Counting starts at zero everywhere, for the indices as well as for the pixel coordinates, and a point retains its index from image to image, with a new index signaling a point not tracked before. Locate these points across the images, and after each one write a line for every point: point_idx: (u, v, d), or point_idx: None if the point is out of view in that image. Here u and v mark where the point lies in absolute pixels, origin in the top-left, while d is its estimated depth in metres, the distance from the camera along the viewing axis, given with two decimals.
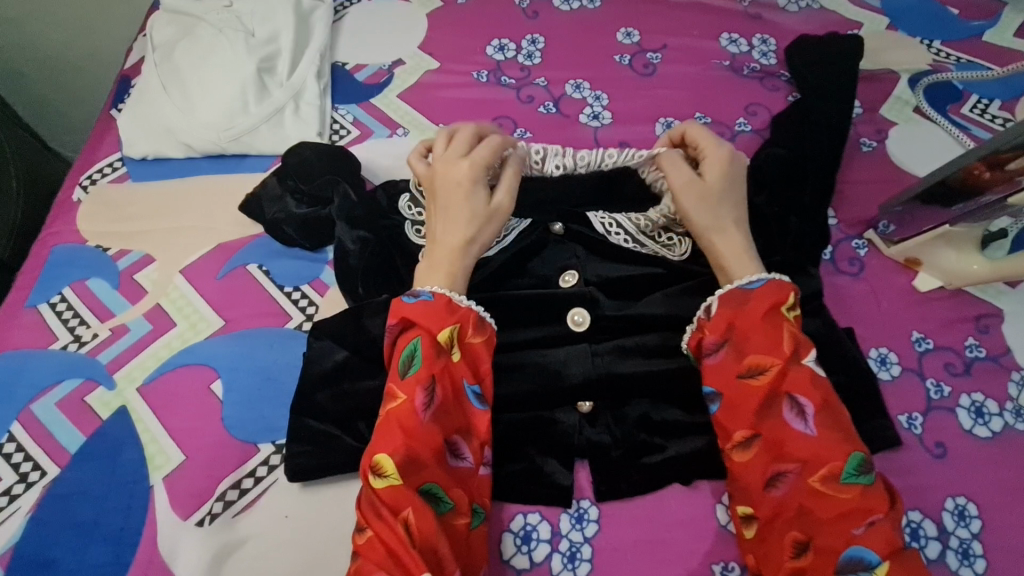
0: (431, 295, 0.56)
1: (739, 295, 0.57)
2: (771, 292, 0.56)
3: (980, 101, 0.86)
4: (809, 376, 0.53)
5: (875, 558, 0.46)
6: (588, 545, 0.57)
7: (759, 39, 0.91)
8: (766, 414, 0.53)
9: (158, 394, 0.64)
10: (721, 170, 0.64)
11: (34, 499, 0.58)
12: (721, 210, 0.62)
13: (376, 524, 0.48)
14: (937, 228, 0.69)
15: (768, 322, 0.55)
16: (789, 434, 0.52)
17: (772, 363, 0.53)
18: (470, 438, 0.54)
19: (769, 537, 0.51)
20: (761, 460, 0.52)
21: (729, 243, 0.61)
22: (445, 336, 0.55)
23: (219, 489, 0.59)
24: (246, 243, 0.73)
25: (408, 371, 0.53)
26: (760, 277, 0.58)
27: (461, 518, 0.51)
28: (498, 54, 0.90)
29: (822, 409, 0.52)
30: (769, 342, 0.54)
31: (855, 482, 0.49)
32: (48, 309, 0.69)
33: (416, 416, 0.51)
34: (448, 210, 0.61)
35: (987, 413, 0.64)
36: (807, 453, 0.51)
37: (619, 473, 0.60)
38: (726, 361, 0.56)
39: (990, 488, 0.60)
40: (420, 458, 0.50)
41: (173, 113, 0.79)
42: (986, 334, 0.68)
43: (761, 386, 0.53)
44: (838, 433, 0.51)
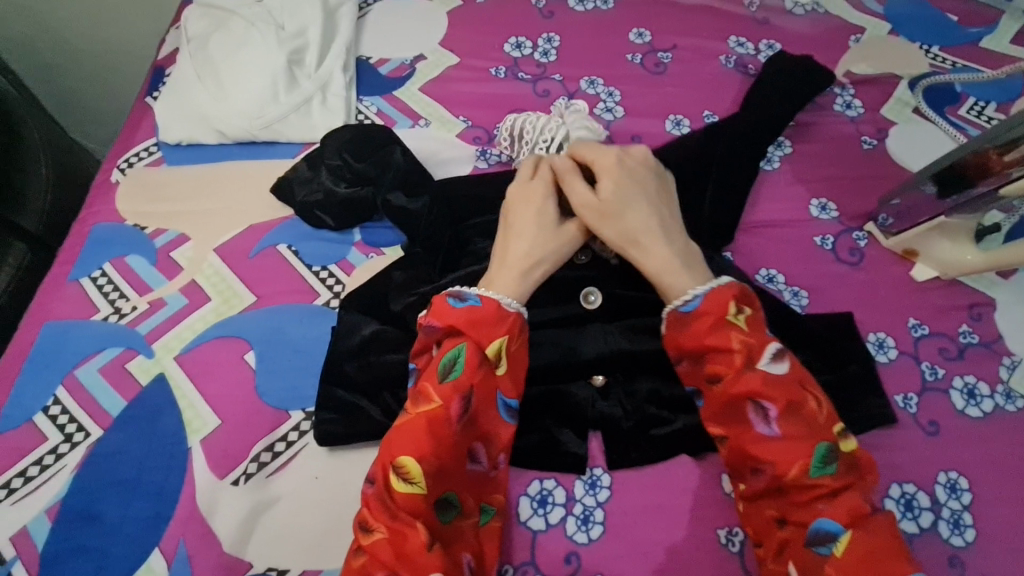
0: (477, 300, 0.57)
1: (681, 316, 0.58)
2: (711, 306, 0.56)
3: (976, 104, 0.90)
4: (764, 379, 0.53)
5: (837, 528, 0.49)
6: (601, 509, 0.61)
7: (765, 45, 0.95)
8: (730, 418, 0.55)
9: (195, 363, 0.67)
10: (616, 183, 0.61)
11: (79, 458, 0.62)
12: (635, 217, 0.61)
13: (389, 526, 0.49)
14: (933, 219, 0.72)
15: (717, 333, 0.56)
16: (753, 435, 0.53)
17: (724, 370, 0.55)
18: (490, 445, 0.56)
19: (751, 511, 0.54)
20: (733, 460, 0.55)
21: (655, 258, 0.60)
22: (492, 350, 0.56)
23: (252, 452, 0.62)
24: (276, 224, 0.77)
25: (449, 376, 0.54)
26: (700, 290, 0.58)
27: (467, 519, 0.54)
28: (515, 51, 0.94)
29: (785, 409, 0.52)
30: (722, 351, 0.55)
31: (821, 472, 0.51)
32: (90, 282, 0.73)
33: (449, 424, 0.53)
34: (521, 226, 0.61)
35: (979, 394, 0.67)
36: (773, 453, 0.52)
37: (630, 442, 0.63)
38: (690, 372, 0.58)
39: (980, 465, 0.63)
40: (446, 468, 0.52)
41: (207, 101, 0.83)
42: (979, 321, 0.72)
43: (720, 394, 0.55)
44: (802, 430, 0.52)
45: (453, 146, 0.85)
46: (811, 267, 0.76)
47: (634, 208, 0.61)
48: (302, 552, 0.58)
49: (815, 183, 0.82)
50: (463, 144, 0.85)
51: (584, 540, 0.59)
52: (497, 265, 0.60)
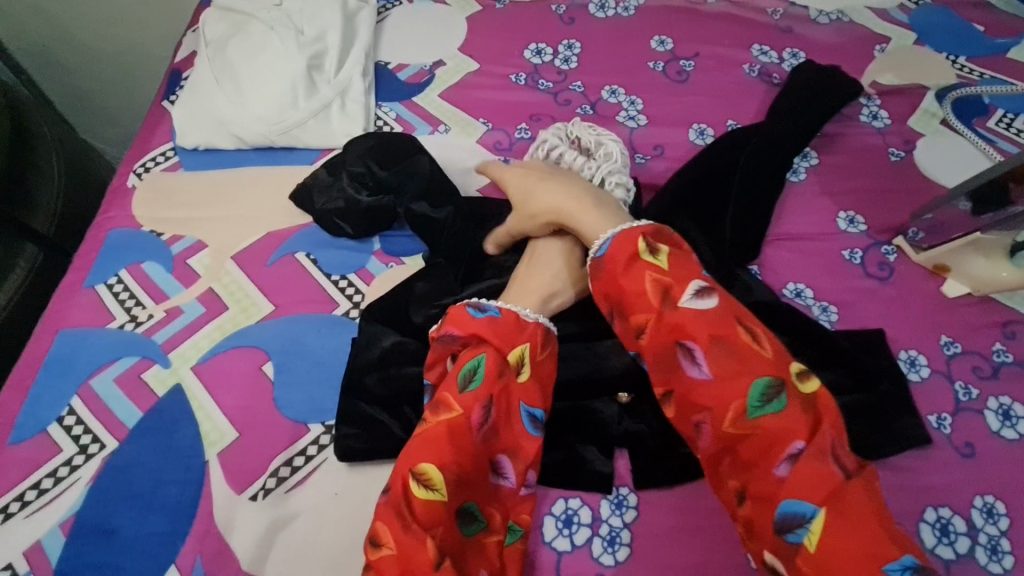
0: (499, 311, 0.56)
1: (598, 265, 0.56)
2: (620, 247, 0.54)
3: (1005, 116, 0.88)
4: (686, 318, 0.50)
5: (808, 507, 0.43)
6: (627, 530, 0.59)
7: (789, 52, 0.94)
8: (664, 369, 0.51)
9: (212, 373, 0.66)
10: (523, 175, 0.67)
11: (94, 470, 0.61)
12: (548, 189, 0.64)
13: (399, 540, 0.45)
14: (967, 235, 0.70)
15: (633, 275, 0.53)
16: (687, 385, 0.50)
17: (646, 318, 0.52)
18: (516, 458, 0.52)
19: (720, 486, 0.50)
20: (680, 419, 0.52)
21: (573, 213, 0.61)
22: (514, 357, 0.54)
23: (271, 466, 0.61)
24: (295, 232, 0.75)
25: (468, 386, 0.51)
26: (608, 236, 0.56)
27: (492, 536, 0.50)
28: (536, 58, 0.92)
29: (710, 347, 0.49)
30: (638, 295, 0.52)
31: (760, 412, 0.46)
32: (105, 289, 0.71)
33: (470, 433, 0.49)
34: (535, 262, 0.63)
35: (1015, 415, 0.65)
36: (711, 401, 0.49)
37: (657, 462, 0.62)
38: (622, 329, 0.55)
39: (1017, 488, 0.62)
40: (467, 478, 0.49)
41: (226, 105, 0.82)
42: (1013, 339, 0.70)
43: (649, 343, 0.52)
44: (732, 368, 0.48)
45: (473, 154, 0.83)
46: (839, 282, 0.74)
47: (542, 184, 0.65)
48: (321, 571, 0.56)
49: (842, 196, 0.81)
50: (483, 151, 0.83)
51: (610, 562, 0.58)
52: (515, 289, 0.61)
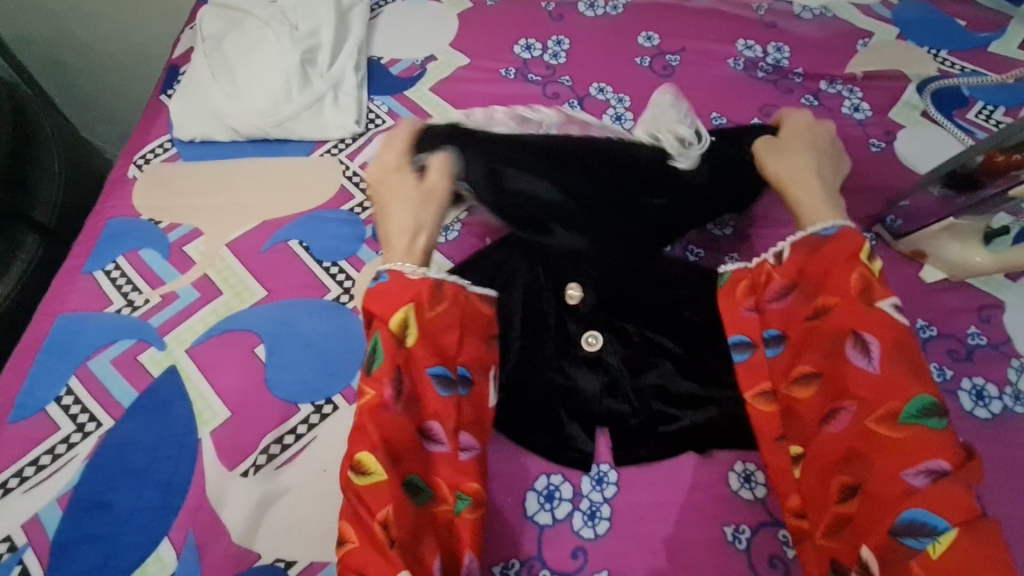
0: (386, 275, 0.59)
1: (812, 242, 0.57)
2: (841, 241, 0.56)
3: (985, 107, 0.90)
4: (880, 317, 0.51)
5: (942, 522, 0.44)
6: (607, 505, 0.61)
7: (773, 47, 0.96)
8: (826, 354, 0.54)
9: (206, 355, 0.68)
10: (803, 136, 0.67)
11: (90, 448, 0.63)
12: (802, 158, 0.65)
13: (358, 533, 0.49)
14: (943, 221, 0.72)
15: (842, 263, 0.54)
16: (850, 372, 0.52)
17: (834, 302, 0.54)
18: (442, 423, 0.56)
19: (821, 475, 0.52)
20: (820, 397, 0.54)
21: (806, 192, 0.62)
22: (397, 325, 0.56)
23: (262, 444, 0.63)
24: (288, 220, 0.77)
25: (371, 366, 0.55)
26: (832, 224, 0.57)
27: (440, 505, 0.55)
28: (525, 53, 0.95)
29: (891, 349, 0.50)
30: (841, 282, 0.54)
31: (915, 424, 0.48)
32: (103, 276, 0.74)
33: (387, 408, 0.53)
34: (390, 207, 0.64)
35: (988, 396, 0.67)
36: (867, 393, 0.50)
37: (638, 438, 0.63)
38: (793, 306, 0.58)
39: (988, 465, 0.63)
40: (397, 451, 0.53)
41: (221, 98, 0.84)
42: (987, 323, 0.72)
43: (821, 325, 0.55)
44: (909, 375, 0.50)
45: None
46: None
47: (803, 151, 0.65)
48: (309, 544, 0.58)
49: None
50: None
51: (590, 535, 0.59)
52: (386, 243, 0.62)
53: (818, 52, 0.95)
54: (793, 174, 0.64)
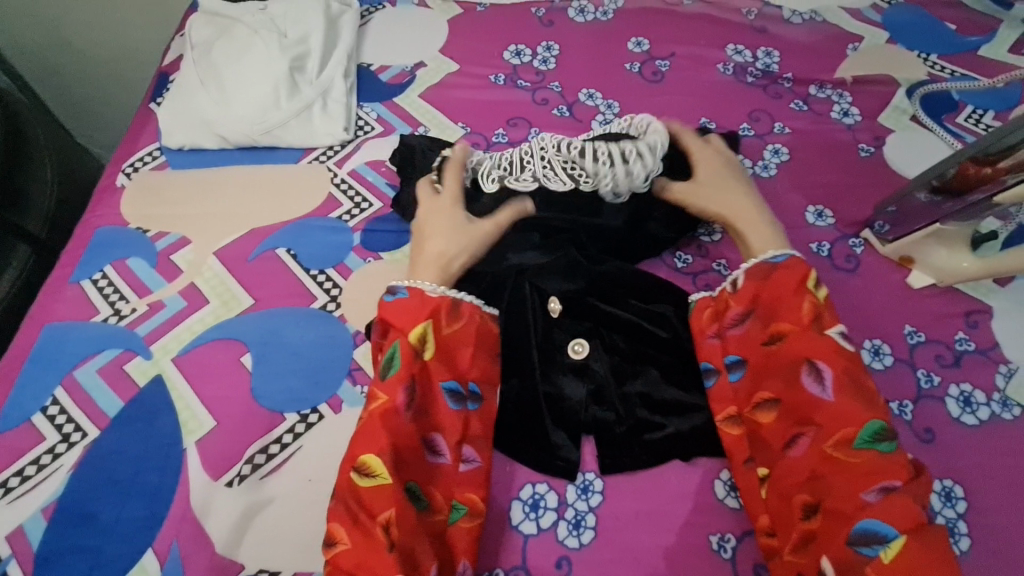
0: (405, 291, 0.62)
1: (766, 268, 0.61)
2: (787, 274, 0.60)
3: (974, 111, 0.90)
4: (831, 346, 0.56)
5: (893, 532, 0.48)
6: (592, 514, 0.61)
7: (763, 52, 0.96)
8: (784, 380, 0.57)
9: (192, 364, 0.68)
10: (710, 165, 0.71)
11: (75, 458, 0.63)
12: (728, 189, 0.69)
13: (351, 534, 0.51)
14: (930, 226, 0.72)
15: (794, 293, 0.59)
16: (807, 397, 0.55)
17: (789, 330, 0.58)
18: (447, 434, 0.58)
19: (782, 497, 0.55)
20: (782, 423, 0.57)
21: (744, 220, 0.67)
22: (417, 336, 0.59)
23: (247, 454, 0.63)
24: (276, 228, 0.77)
25: (387, 373, 0.58)
26: (779, 252, 0.62)
27: (437, 514, 0.56)
28: (515, 59, 0.95)
29: (841, 375, 0.55)
30: (794, 311, 0.58)
31: (869, 447, 0.52)
32: (91, 285, 0.74)
33: (397, 414, 0.55)
34: (434, 237, 0.66)
35: (975, 402, 0.67)
36: (825, 417, 0.54)
37: (624, 445, 0.63)
38: (750, 331, 0.61)
39: (975, 472, 0.63)
40: (403, 456, 0.55)
41: (209, 106, 0.84)
42: (975, 328, 0.71)
43: (779, 352, 0.58)
44: (858, 399, 0.54)
45: None
46: None
47: (722, 182, 0.70)
48: (293, 554, 0.58)
49: (811, 191, 0.82)
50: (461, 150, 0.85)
51: (575, 545, 0.59)
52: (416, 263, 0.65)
53: (808, 57, 0.95)
54: (728, 207, 0.68)
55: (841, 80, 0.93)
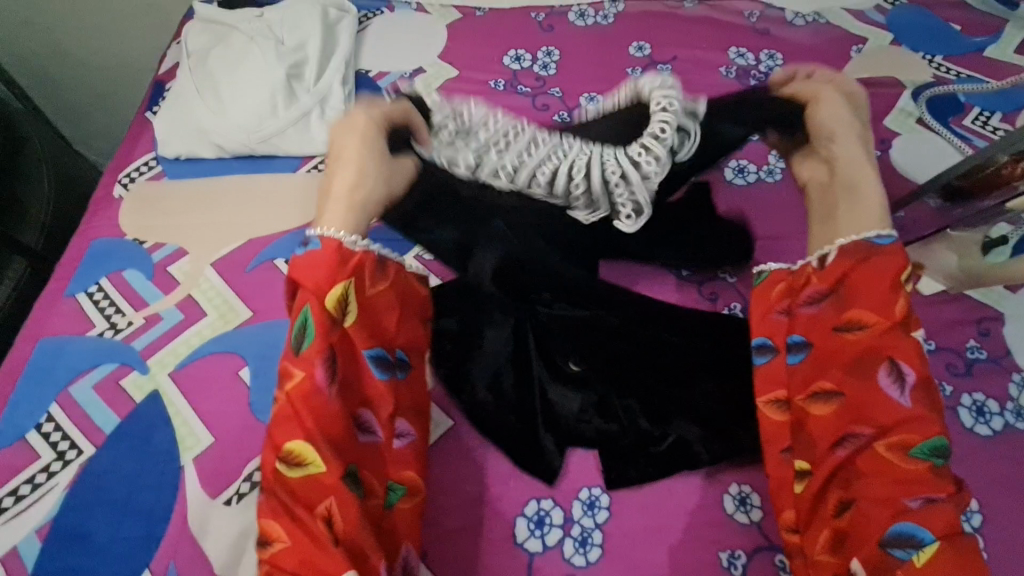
0: (318, 241, 0.57)
1: (865, 249, 0.58)
2: (890, 260, 0.57)
3: (981, 113, 0.88)
4: (914, 349, 0.54)
5: (929, 538, 0.48)
6: (599, 530, 0.59)
7: (766, 54, 0.95)
8: (854, 373, 0.55)
9: (190, 379, 0.67)
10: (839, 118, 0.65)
11: (71, 476, 0.61)
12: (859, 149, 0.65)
13: (290, 532, 0.50)
14: (940, 231, 0.72)
15: (885, 287, 0.56)
16: (879, 396, 0.53)
17: (875, 321, 0.55)
18: (376, 409, 0.57)
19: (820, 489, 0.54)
20: (839, 416, 0.55)
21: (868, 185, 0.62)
22: (334, 302, 0.55)
23: (246, 471, 0.61)
24: (275, 238, 0.76)
25: (302, 345, 0.54)
26: (886, 233, 0.58)
27: (376, 496, 0.54)
28: (515, 63, 0.93)
29: (920, 383, 0.53)
30: (880, 304, 0.55)
31: (926, 459, 0.51)
32: (86, 298, 0.72)
33: (318, 391, 0.53)
34: (344, 169, 0.63)
35: (989, 412, 0.66)
36: (890, 419, 0.52)
37: (625, 453, 0.62)
38: (825, 313, 0.58)
39: (989, 484, 0.62)
40: (332, 438, 0.53)
41: (206, 114, 0.83)
42: (987, 336, 0.70)
43: (857, 342, 0.55)
44: (928, 409, 0.52)
45: None
46: None
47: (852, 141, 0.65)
48: None
49: None
50: None
51: (582, 562, 0.58)
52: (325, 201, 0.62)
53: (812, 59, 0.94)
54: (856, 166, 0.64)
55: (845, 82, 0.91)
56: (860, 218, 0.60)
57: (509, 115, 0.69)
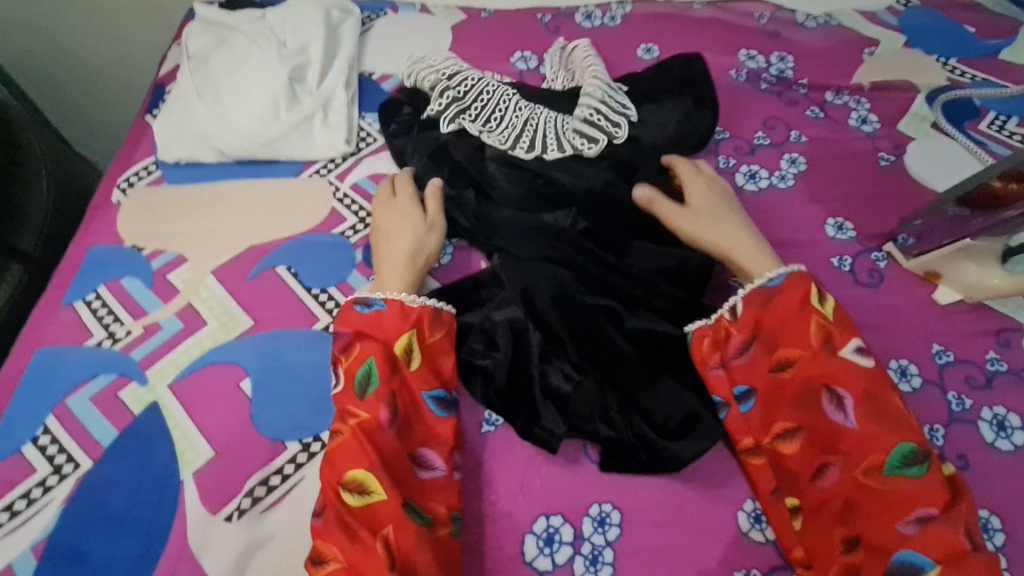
0: (382, 303, 0.62)
1: (763, 293, 0.61)
2: (793, 288, 0.59)
3: (997, 118, 0.87)
4: (846, 367, 0.55)
5: (926, 560, 0.49)
6: (610, 548, 0.58)
7: (777, 57, 0.93)
8: (806, 408, 0.56)
9: (190, 390, 0.65)
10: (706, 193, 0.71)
11: (67, 491, 0.60)
12: (726, 221, 0.68)
13: (348, 552, 0.51)
14: (959, 242, 0.69)
15: (797, 316, 0.58)
16: (830, 426, 0.54)
17: (798, 355, 0.57)
18: (436, 446, 0.58)
19: (817, 529, 0.54)
20: (808, 452, 0.55)
21: (733, 241, 0.66)
22: (401, 346, 0.60)
23: (247, 486, 0.60)
24: (276, 245, 0.75)
25: (366, 389, 0.57)
26: (779, 272, 0.61)
27: (441, 528, 0.54)
28: (521, 64, 0.92)
29: (862, 399, 0.54)
30: (799, 336, 0.57)
31: (899, 473, 0.51)
32: (84, 306, 0.71)
33: (381, 430, 0.55)
34: (391, 233, 0.69)
35: (1010, 426, 0.64)
36: (851, 447, 0.53)
37: (629, 451, 0.61)
38: (757, 359, 0.59)
39: (1012, 502, 0.60)
40: (393, 472, 0.55)
41: (207, 119, 0.81)
42: (1007, 348, 0.68)
43: (792, 380, 0.57)
44: (880, 423, 0.53)
45: None
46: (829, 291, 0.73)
47: (717, 214, 0.68)
48: None
49: (831, 202, 0.79)
50: None
51: None
52: (383, 271, 0.67)
53: (825, 62, 0.92)
54: (724, 239, 0.66)
55: (858, 87, 0.90)
56: (747, 267, 0.64)
57: (496, 86, 0.80)
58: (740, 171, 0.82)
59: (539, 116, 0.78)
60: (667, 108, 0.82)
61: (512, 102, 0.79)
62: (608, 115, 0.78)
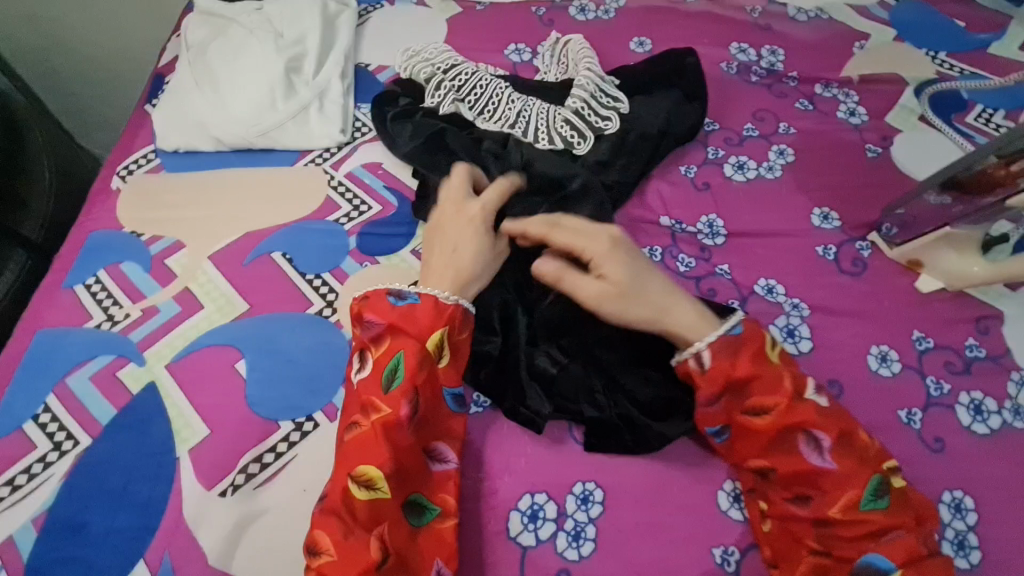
0: (418, 297, 0.60)
1: (729, 342, 0.57)
2: (752, 337, 0.58)
3: (984, 111, 0.88)
4: (816, 410, 0.54)
5: (890, 565, 0.50)
6: (593, 525, 0.59)
7: (768, 50, 0.94)
8: (782, 448, 0.54)
9: (186, 371, 0.67)
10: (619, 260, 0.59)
11: (67, 466, 0.62)
12: (651, 286, 0.59)
13: (339, 546, 0.50)
14: (938, 229, 0.70)
15: (761, 365, 0.56)
16: (808, 469, 0.53)
17: (775, 402, 0.54)
18: (449, 441, 0.59)
19: (783, 539, 0.55)
20: (780, 487, 0.55)
21: (677, 318, 0.58)
22: (433, 342, 0.58)
23: (241, 463, 0.62)
24: (271, 231, 0.76)
25: (392, 385, 0.56)
26: (736, 320, 0.58)
27: (449, 520, 0.56)
28: (514, 56, 0.93)
29: (838, 440, 0.53)
30: (770, 384, 0.55)
31: (874, 506, 0.51)
32: (84, 290, 0.73)
33: (401, 426, 0.55)
34: (454, 241, 0.63)
35: (986, 410, 0.65)
36: (829, 484, 0.52)
37: (613, 430, 0.63)
38: (728, 406, 0.57)
39: (986, 483, 0.61)
40: (405, 470, 0.55)
41: (205, 108, 0.83)
42: (986, 334, 0.70)
43: (766, 427, 0.55)
44: (855, 461, 0.52)
45: None
46: (813, 278, 0.74)
47: (643, 278, 0.59)
48: (286, 566, 0.57)
49: (817, 192, 0.81)
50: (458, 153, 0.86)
51: (575, 557, 0.58)
52: (432, 271, 0.62)
53: (815, 55, 0.93)
54: (660, 310, 0.58)
55: (847, 80, 0.91)
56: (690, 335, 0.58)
57: (488, 77, 0.82)
58: (728, 161, 0.83)
59: (531, 106, 0.80)
60: (658, 98, 0.83)
61: (506, 93, 0.80)
62: (595, 104, 0.80)
